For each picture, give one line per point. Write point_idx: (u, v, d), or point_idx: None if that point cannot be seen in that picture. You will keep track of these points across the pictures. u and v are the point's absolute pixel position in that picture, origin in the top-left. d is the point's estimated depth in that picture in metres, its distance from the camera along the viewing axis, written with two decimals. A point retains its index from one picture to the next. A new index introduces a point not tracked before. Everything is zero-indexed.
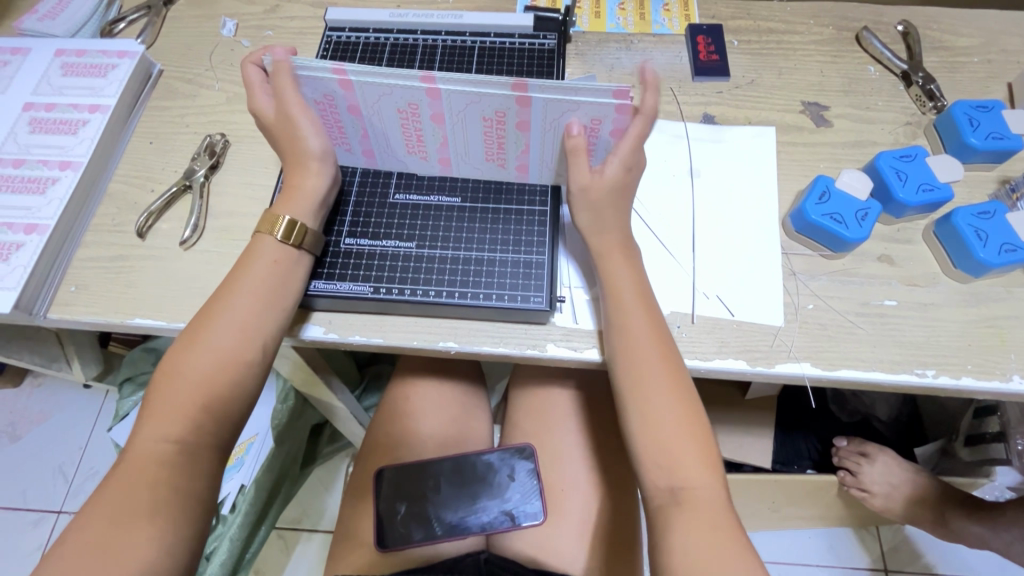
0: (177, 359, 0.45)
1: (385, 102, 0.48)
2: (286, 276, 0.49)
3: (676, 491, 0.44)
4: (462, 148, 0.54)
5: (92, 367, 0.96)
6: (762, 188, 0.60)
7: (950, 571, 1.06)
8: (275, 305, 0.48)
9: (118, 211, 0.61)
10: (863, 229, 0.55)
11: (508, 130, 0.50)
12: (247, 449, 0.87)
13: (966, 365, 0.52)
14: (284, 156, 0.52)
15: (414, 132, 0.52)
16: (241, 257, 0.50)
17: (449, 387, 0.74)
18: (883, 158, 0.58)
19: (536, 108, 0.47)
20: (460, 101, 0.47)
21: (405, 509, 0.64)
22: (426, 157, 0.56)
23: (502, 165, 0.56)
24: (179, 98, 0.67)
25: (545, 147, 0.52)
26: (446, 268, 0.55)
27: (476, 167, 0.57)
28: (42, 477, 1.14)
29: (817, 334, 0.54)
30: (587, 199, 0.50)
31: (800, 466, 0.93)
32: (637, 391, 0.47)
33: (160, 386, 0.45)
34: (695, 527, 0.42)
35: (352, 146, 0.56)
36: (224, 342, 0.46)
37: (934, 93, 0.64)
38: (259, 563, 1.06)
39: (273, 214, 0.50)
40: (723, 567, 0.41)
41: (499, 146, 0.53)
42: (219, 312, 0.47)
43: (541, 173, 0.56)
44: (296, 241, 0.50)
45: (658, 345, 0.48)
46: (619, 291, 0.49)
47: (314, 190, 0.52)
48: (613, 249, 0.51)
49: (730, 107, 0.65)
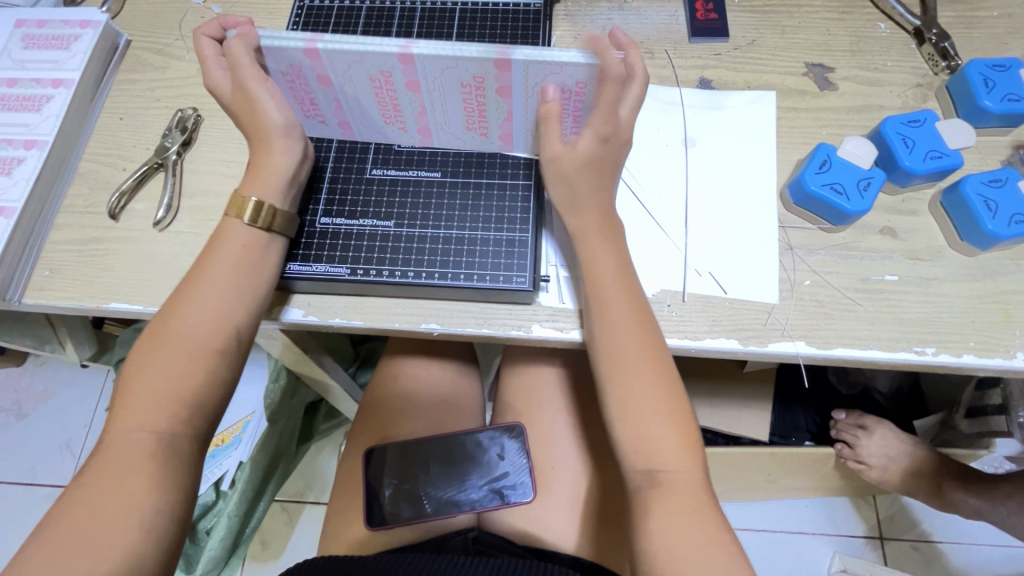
0: (147, 346, 0.44)
1: (357, 71, 0.44)
2: (257, 263, 0.48)
3: (653, 474, 0.43)
4: (441, 119, 0.49)
5: (85, 348, 0.96)
6: (760, 157, 0.57)
7: (945, 539, 1.06)
8: (245, 293, 0.47)
9: (90, 191, 0.59)
10: (864, 200, 0.52)
11: (488, 97, 0.46)
12: (244, 428, 0.93)
13: (969, 342, 0.50)
14: (249, 136, 0.49)
15: (389, 103, 0.48)
16: (209, 242, 0.48)
17: (439, 367, 0.73)
18: (890, 123, 0.54)
19: (516, 71, 0.43)
20: (435, 66, 0.43)
21: (394, 487, 0.64)
22: (405, 130, 0.51)
23: (484, 135, 0.51)
24: (149, 70, 0.64)
25: (530, 114, 0.48)
26: (426, 248, 0.53)
27: (456, 138, 0.52)
28: (49, 453, 1.16)
29: (813, 312, 0.52)
30: (559, 169, 0.47)
31: (797, 438, 0.92)
32: (614, 377, 0.45)
33: (128, 376, 0.43)
34: (674, 506, 0.42)
35: (326, 118, 0.51)
36: (194, 329, 0.44)
37: (948, 52, 0.60)
38: (263, 534, 1.08)
39: (241, 195, 0.48)
40: (702, 544, 0.40)
41: (481, 114, 0.48)
42: (189, 301, 0.45)
43: (526, 146, 0.52)
44: (264, 224, 0.48)
45: (638, 326, 0.46)
46: (595, 271, 0.47)
47: (280, 168, 0.49)
48: (591, 229, 0.48)
49: (728, 70, 0.61)
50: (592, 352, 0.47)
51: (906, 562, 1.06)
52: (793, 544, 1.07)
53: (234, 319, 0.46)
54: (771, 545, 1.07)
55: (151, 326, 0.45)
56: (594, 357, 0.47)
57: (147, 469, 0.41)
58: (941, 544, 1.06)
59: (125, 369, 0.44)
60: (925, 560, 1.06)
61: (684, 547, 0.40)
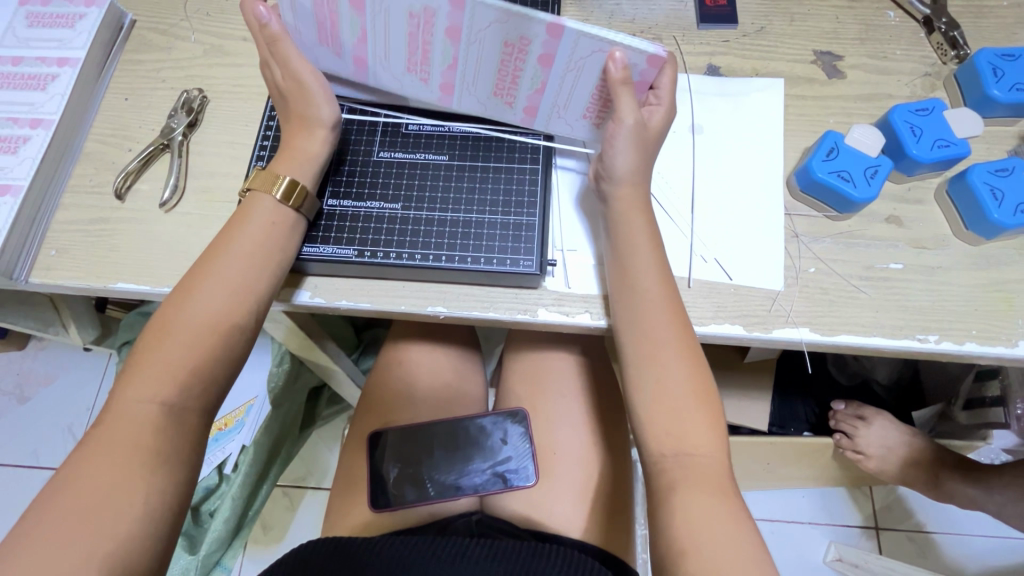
0: (166, 315, 0.45)
1: (399, 3, 0.46)
2: (281, 237, 0.49)
3: (681, 458, 0.43)
4: (470, 78, 0.51)
5: (89, 331, 0.96)
6: (767, 144, 0.57)
7: (940, 529, 1.08)
8: (266, 267, 0.48)
9: (95, 171, 0.59)
10: (871, 187, 0.52)
11: (525, 62, 0.48)
12: (247, 412, 0.94)
13: (971, 331, 0.51)
14: (290, 120, 0.52)
15: (420, 48, 0.49)
16: (235, 214, 0.49)
17: (443, 352, 0.73)
18: (898, 111, 0.54)
19: (566, 40, 0.46)
20: (482, 17, 0.46)
21: (397, 470, 0.65)
22: (428, 80, 0.52)
23: (508, 104, 0.53)
24: (153, 51, 0.64)
25: (564, 88, 0.50)
26: (433, 231, 0.53)
27: (478, 104, 0.53)
28: (53, 435, 1.17)
29: (817, 299, 0.52)
30: (633, 137, 0.47)
31: (796, 428, 0.93)
32: (647, 357, 0.46)
33: (142, 352, 0.44)
34: (694, 490, 0.42)
35: (342, 49, 0.51)
36: (210, 309, 0.45)
37: (957, 41, 0.59)
38: (265, 518, 1.09)
39: (274, 173, 0.49)
40: (721, 529, 0.40)
41: (513, 80, 0.50)
42: (209, 278, 0.46)
43: (547, 124, 0.54)
44: (295, 204, 0.49)
45: (667, 307, 0.46)
46: (634, 253, 0.48)
47: (313, 154, 0.51)
48: (633, 207, 0.49)
49: (736, 57, 0.61)
50: (621, 333, 0.48)
51: (900, 551, 1.07)
52: (790, 532, 1.09)
53: (246, 299, 0.46)
54: (767, 533, 1.08)
55: (170, 297, 0.46)
56: (624, 339, 0.47)
57: (157, 445, 0.41)
58: (935, 534, 1.08)
59: (141, 339, 0.44)
60: (919, 549, 1.07)
61: (708, 530, 0.40)
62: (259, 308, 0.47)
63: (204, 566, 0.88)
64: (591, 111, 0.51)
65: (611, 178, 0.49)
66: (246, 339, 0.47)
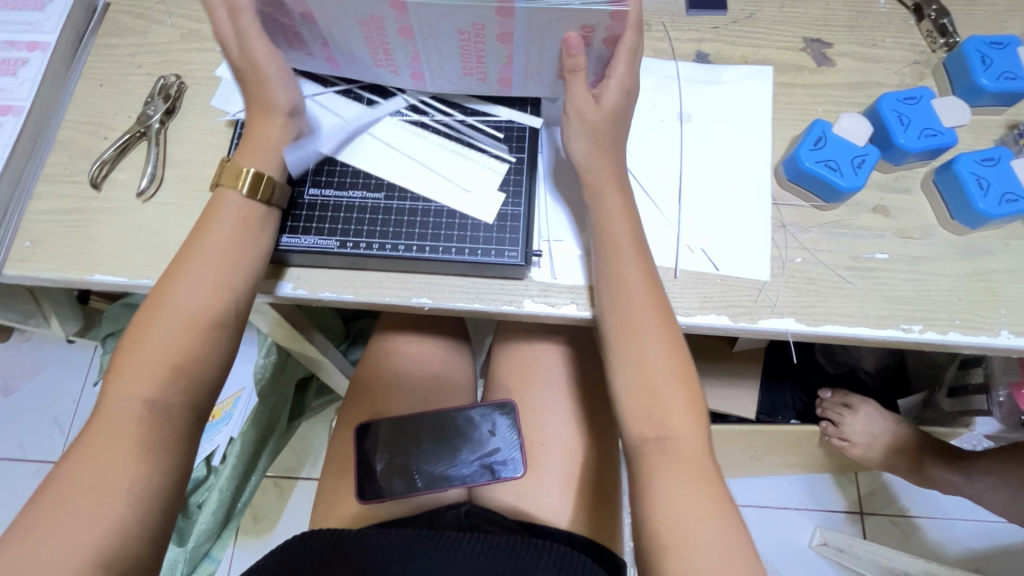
0: (147, 323, 0.44)
1: (346, 12, 0.46)
2: (255, 234, 0.48)
3: (663, 442, 0.43)
4: (437, 64, 0.51)
5: (71, 323, 0.95)
6: (756, 132, 0.57)
7: (923, 514, 1.10)
8: (248, 265, 0.47)
9: (69, 159, 0.57)
10: (858, 177, 0.52)
11: (486, 40, 0.47)
12: (236, 404, 0.89)
13: (955, 321, 0.51)
14: (250, 104, 0.50)
15: (382, 45, 0.49)
16: (201, 214, 0.48)
17: (430, 343, 0.73)
18: (886, 100, 0.54)
19: (519, 19, 0.44)
20: (431, 12, 0.45)
21: (385, 461, 0.64)
22: (397, 71, 0.53)
23: (481, 79, 0.53)
24: (128, 35, 0.62)
25: (531, 58, 0.49)
26: (417, 222, 0.52)
27: (453, 82, 0.54)
28: (38, 428, 1.15)
29: (803, 289, 0.52)
30: (581, 125, 0.48)
31: (783, 416, 0.94)
32: (625, 346, 0.46)
33: (126, 360, 0.43)
34: (686, 483, 0.42)
35: (312, 51, 0.52)
36: (192, 308, 0.44)
37: (947, 29, 0.59)
38: (256, 508, 1.09)
39: (235, 166, 0.48)
40: (703, 519, 0.40)
41: (479, 60, 0.50)
42: (185, 274, 0.45)
43: (523, 87, 0.54)
44: (263, 196, 0.48)
45: (654, 300, 0.46)
46: (620, 242, 0.47)
47: (275, 142, 0.49)
48: (610, 189, 0.48)
49: (726, 44, 0.60)
50: (607, 323, 0.47)
51: (884, 536, 1.09)
52: (777, 518, 1.10)
53: (235, 294, 0.46)
54: (755, 519, 1.10)
55: (155, 288, 0.45)
56: (607, 327, 0.47)
57: (142, 442, 0.41)
58: (917, 518, 1.09)
59: (130, 331, 0.44)
60: (902, 533, 1.09)
61: (686, 527, 0.40)
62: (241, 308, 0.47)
63: (192, 558, 0.88)
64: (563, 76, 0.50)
65: (602, 158, 0.48)
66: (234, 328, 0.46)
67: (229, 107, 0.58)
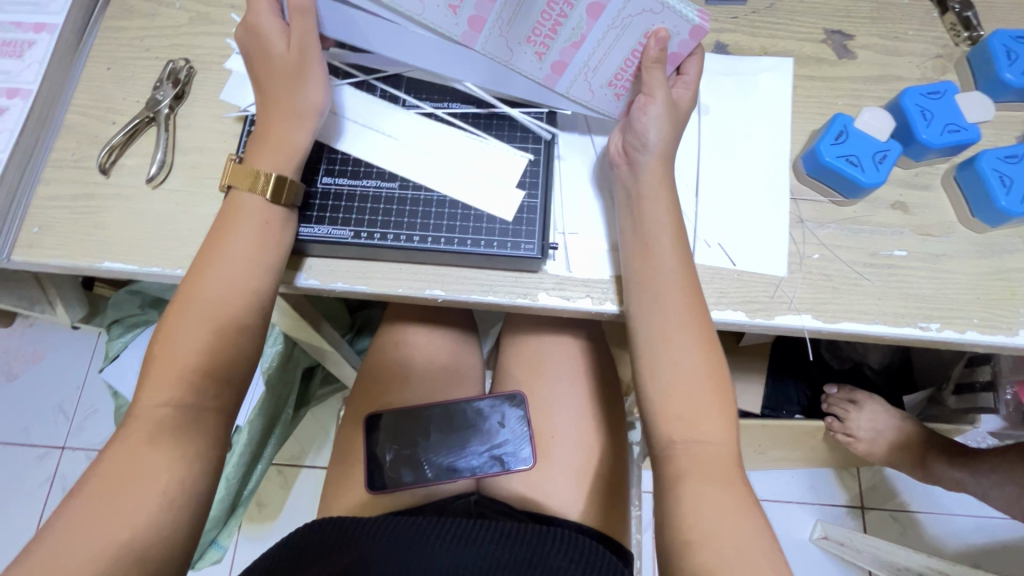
0: (170, 326, 0.45)
1: None
2: (273, 234, 0.47)
3: (691, 446, 0.43)
4: (508, 16, 0.45)
5: (76, 309, 0.95)
6: (775, 126, 0.56)
7: (924, 509, 1.10)
8: (265, 265, 0.47)
9: (77, 144, 0.56)
10: (880, 172, 0.51)
11: (573, 7, 0.44)
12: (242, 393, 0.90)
13: (972, 319, 0.50)
14: (274, 99, 0.48)
15: None
16: (220, 216, 0.48)
17: (440, 334, 0.72)
18: (909, 94, 0.53)
19: None
20: None
21: (394, 452, 0.64)
22: (453, 11, 0.45)
23: (538, 56, 0.48)
24: (136, 17, 0.61)
25: (600, 49, 0.47)
26: (431, 213, 0.51)
27: (506, 47, 0.47)
28: (42, 413, 1.15)
29: (820, 286, 0.51)
30: (666, 111, 0.46)
31: (788, 411, 0.94)
32: (656, 345, 0.45)
33: (149, 360, 0.44)
34: (707, 475, 0.42)
35: None
36: (214, 302, 0.45)
37: (971, 22, 0.58)
38: (261, 495, 1.10)
39: (252, 168, 0.47)
40: (730, 519, 0.40)
41: (550, 30, 0.46)
42: (206, 272, 0.46)
43: (569, 86, 0.50)
44: (286, 200, 0.48)
45: (682, 297, 0.45)
46: (650, 237, 0.47)
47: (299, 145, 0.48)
48: (656, 183, 0.47)
49: (745, 35, 0.59)
50: (634, 319, 0.47)
51: (885, 531, 1.09)
52: (780, 512, 1.11)
53: (251, 291, 0.46)
54: (778, 513, 1.11)
55: (179, 289, 0.46)
56: (637, 327, 0.47)
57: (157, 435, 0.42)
58: (918, 513, 1.10)
59: (157, 336, 0.45)
60: (902, 529, 1.09)
61: (711, 526, 0.40)
62: (265, 304, 0.47)
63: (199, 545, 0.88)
64: (622, 79, 0.49)
65: (643, 149, 0.47)
66: (263, 320, 0.47)
67: (237, 98, 0.57)
